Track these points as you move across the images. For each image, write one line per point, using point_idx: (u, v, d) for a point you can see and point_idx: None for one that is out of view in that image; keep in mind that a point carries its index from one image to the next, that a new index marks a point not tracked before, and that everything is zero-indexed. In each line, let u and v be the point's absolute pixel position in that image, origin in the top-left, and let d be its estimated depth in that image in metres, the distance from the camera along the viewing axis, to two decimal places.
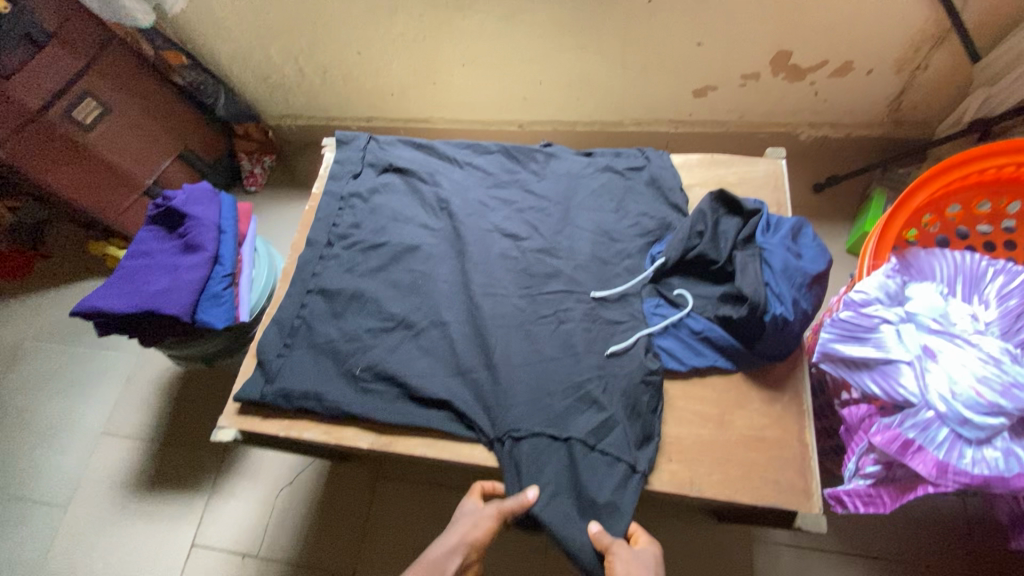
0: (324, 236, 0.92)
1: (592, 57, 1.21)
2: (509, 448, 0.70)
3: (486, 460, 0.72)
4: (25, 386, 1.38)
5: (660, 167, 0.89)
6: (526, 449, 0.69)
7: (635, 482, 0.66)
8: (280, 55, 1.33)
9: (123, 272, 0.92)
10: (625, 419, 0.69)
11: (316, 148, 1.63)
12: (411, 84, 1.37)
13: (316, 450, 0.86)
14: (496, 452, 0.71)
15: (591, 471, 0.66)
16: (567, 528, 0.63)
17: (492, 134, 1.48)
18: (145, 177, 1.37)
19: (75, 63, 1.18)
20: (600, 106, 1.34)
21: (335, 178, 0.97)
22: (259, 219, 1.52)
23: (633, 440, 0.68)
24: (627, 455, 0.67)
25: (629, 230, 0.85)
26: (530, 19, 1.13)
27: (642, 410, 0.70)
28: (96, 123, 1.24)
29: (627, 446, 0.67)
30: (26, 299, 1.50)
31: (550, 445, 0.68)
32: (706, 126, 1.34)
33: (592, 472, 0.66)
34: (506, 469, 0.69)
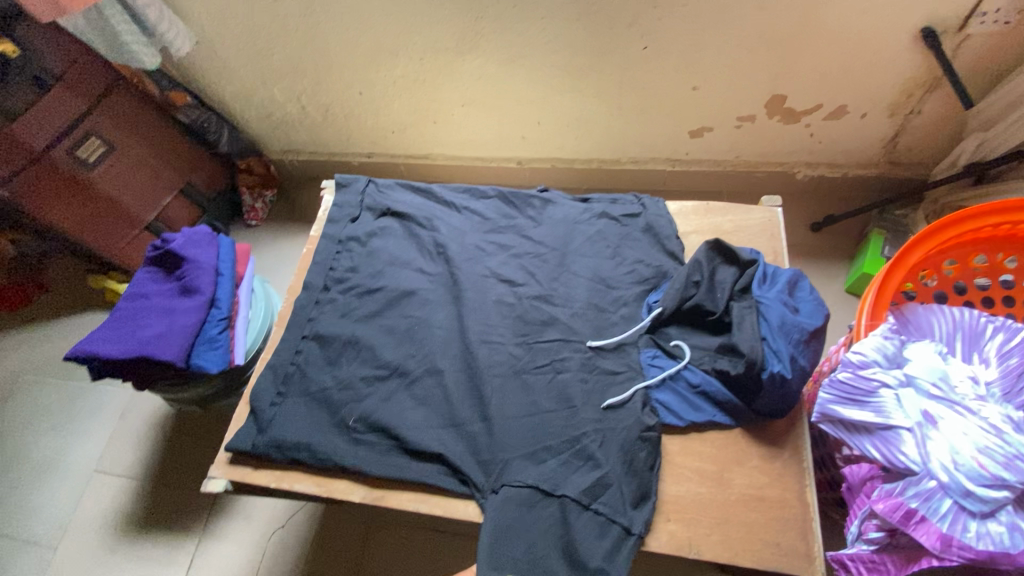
0: (320, 280, 0.92)
1: (589, 99, 1.23)
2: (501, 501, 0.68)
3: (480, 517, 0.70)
4: (17, 422, 1.36)
5: (656, 214, 0.89)
6: (520, 506, 0.67)
7: (630, 545, 0.64)
8: (283, 95, 1.36)
9: (119, 315, 0.91)
10: (621, 476, 0.68)
11: (317, 182, 1.65)
12: (411, 123, 1.39)
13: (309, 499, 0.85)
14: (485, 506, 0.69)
15: (585, 533, 0.65)
16: None
17: (490, 170, 1.49)
18: (147, 212, 1.38)
19: (82, 102, 1.20)
20: (597, 145, 1.36)
21: (334, 222, 0.97)
22: (259, 253, 1.53)
23: (628, 499, 0.67)
24: (622, 516, 0.66)
25: (625, 277, 0.84)
26: (527, 63, 1.16)
27: (639, 467, 0.69)
28: (99, 161, 1.25)
29: (622, 507, 0.66)
30: (23, 333, 1.49)
31: (543, 503, 0.67)
32: (703, 164, 1.35)
33: (586, 534, 0.65)
34: (495, 527, 0.66)
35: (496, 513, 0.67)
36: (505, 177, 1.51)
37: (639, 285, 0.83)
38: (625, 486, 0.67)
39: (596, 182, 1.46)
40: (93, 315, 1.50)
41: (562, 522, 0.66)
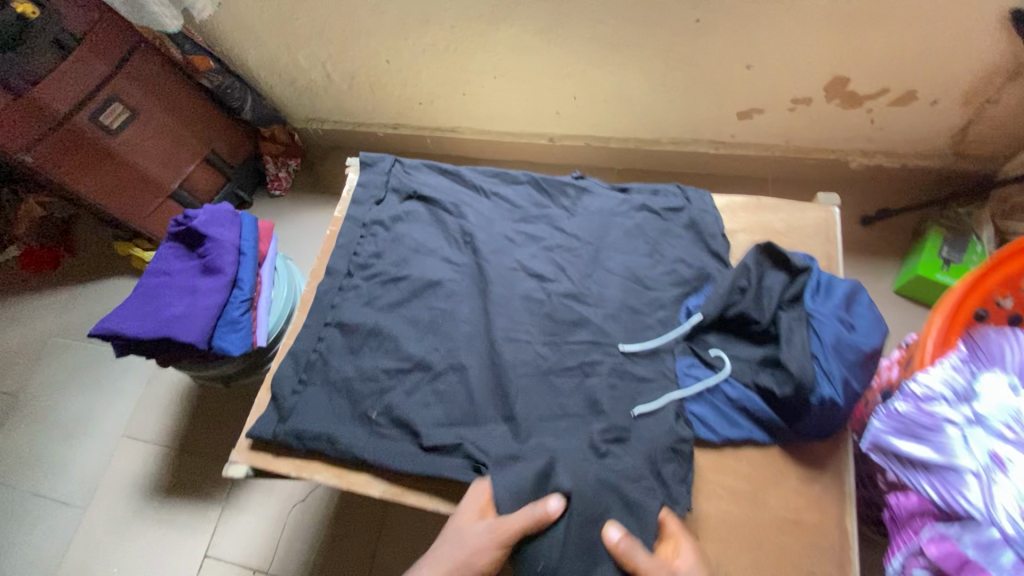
0: (343, 265, 0.89)
1: (630, 76, 1.15)
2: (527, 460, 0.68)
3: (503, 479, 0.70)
4: (52, 383, 1.40)
5: (702, 210, 0.83)
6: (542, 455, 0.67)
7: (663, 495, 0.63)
8: (307, 61, 1.30)
9: (143, 292, 0.90)
10: (647, 466, 0.66)
11: (342, 151, 1.60)
12: (439, 94, 1.32)
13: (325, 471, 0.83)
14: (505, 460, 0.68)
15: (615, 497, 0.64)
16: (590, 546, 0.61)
17: (520, 146, 1.43)
18: (171, 180, 1.36)
19: (102, 67, 1.16)
20: (635, 123, 1.28)
21: (356, 204, 0.94)
22: (283, 224, 1.51)
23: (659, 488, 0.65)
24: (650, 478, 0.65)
25: (663, 277, 0.79)
26: (567, 35, 1.08)
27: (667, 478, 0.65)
28: (122, 127, 1.23)
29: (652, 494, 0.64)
30: (55, 294, 1.52)
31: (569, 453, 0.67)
32: (748, 148, 1.27)
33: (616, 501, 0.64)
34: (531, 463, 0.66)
35: (504, 477, 0.65)
36: (535, 153, 1.45)
37: (675, 285, 0.79)
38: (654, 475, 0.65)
39: (631, 162, 1.39)
40: (120, 280, 1.52)
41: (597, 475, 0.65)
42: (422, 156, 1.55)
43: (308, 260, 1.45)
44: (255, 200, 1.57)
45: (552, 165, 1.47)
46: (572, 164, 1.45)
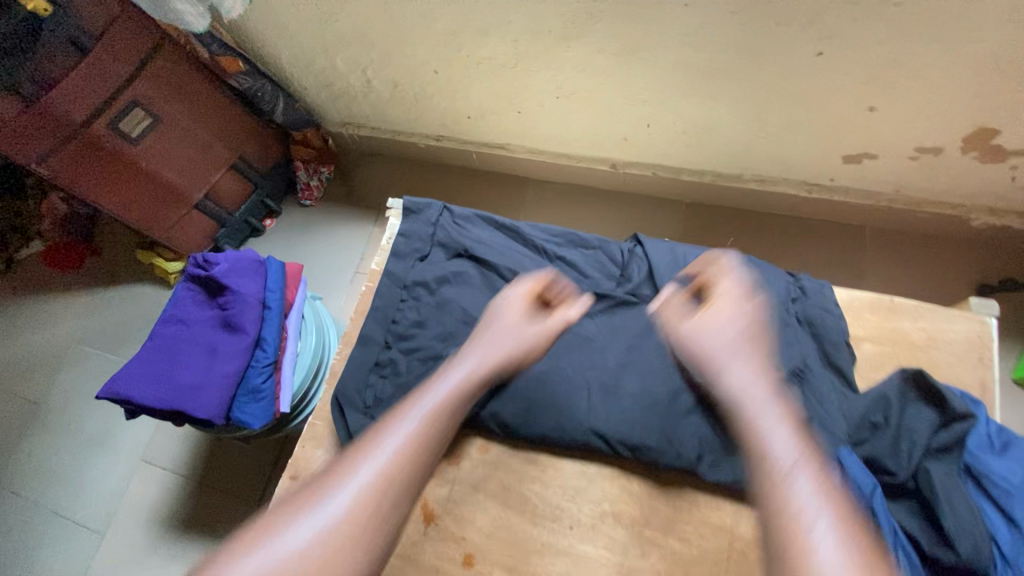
0: (379, 333, 0.77)
1: (722, 108, 0.97)
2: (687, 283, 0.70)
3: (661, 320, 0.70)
4: (69, 393, 1.33)
5: (819, 308, 0.67)
6: None
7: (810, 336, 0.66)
8: (346, 65, 1.15)
9: (154, 347, 0.80)
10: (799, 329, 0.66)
11: (379, 158, 1.47)
12: (492, 110, 1.17)
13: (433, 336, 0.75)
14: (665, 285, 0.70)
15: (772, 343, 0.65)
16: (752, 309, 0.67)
17: (580, 170, 1.27)
18: (196, 191, 1.25)
19: (123, 68, 1.04)
20: (715, 157, 1.10)
21: (395, 258, 0.81)
22: (316, 239, 1.40)
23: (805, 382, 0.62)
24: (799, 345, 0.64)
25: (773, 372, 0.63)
26: (653, 59, 0.91)
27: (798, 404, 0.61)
28: (143, 135, 1.11)
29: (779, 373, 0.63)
30: (74, 296, 1.45)
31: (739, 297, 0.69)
32: (848, 194, 1.09)
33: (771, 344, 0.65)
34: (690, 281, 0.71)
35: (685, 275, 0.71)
36: (595, 178, 1.29)
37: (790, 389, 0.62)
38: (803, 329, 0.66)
39: (704, 197, 1.23)
40: (141, 287, 1.43)
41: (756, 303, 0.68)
42: (466, 171, 1.41)
43: (338, 282, 1.34)
44: (284, 208, 1.46)
45: (611, 192, 1.31)
46: (634, 192, 1.29)
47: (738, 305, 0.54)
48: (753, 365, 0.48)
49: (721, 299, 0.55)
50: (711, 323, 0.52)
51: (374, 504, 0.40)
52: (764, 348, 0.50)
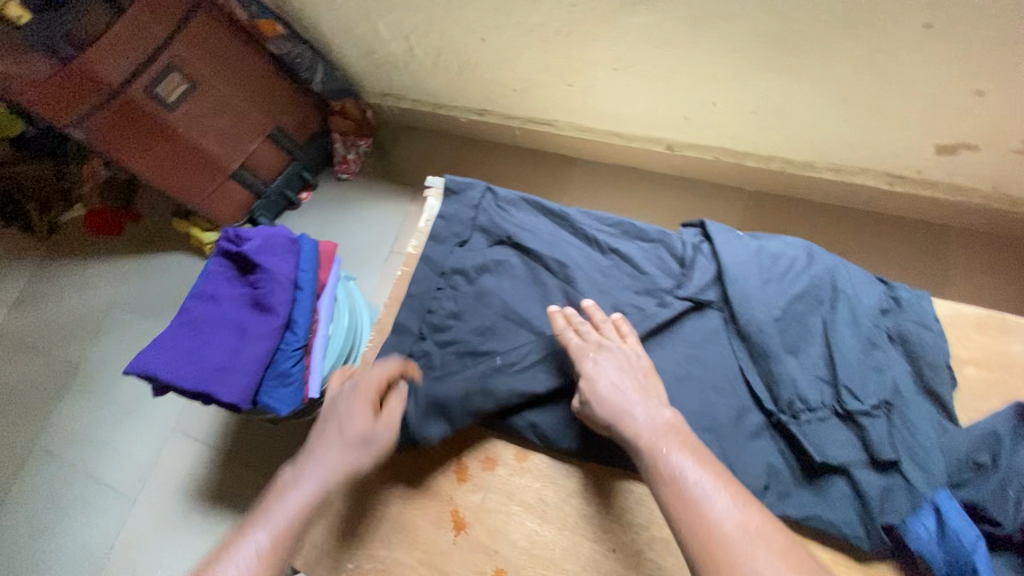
0: (412, 322, 0.72)
1: (799, 87, 0.87)
2: (761, 290, 0.61)
3: (728, 328, 0.62)
4: (106, 358, 1.35)
5: (915, 323, 0.58)
6: (801, 310, 0.61)
7: (903, 361, 0.57)
8: (388, 32, 1.08)
9: (184, 322, 0.78)
10: (887, 353, 0.57)
11: (419, 132, 1.40)
12: (540, 83, 1.08)
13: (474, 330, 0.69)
14: (733, 292, 0.62)
15: (858, 365, 0.56)
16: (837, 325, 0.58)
17: (631, 152, 1.19)
18: (232, 160, 1.22)
19: (159, 29, 1.00)
20: (787, 141, 1.00)
21: (432, 241, 0.75)
22: (351, 213, 1.36)
23: (892, 413, 0.55)
24: (888, 371, 0.56)
25: (856, 399, 0.55)
26: (726, 28, 0.81)
27: (885, 440, 0.53)
28: (180, 100, 1.08)
29: (865, 405, 0.55)
30: (114, 262, 1.46)
31: (817, 312, 0.60)
32: (936, 189, 0.97)
33: (857, 366, 0.56)
34: (767, 291, 0.61)
35: (760, 281, 0.62)
36: (647, 161, 1.20)
37: (871, 416, 0.55)
38: (893, 353, 0.57)
39: (766, 185, 1.12)
40: (178, 256, 1.43)
41: (840, 320, 0.59)
42: (509, 149, 1.33)
43: (371, 260, 1.30)
44: (321, 181, 1.42)
45: (665, 176, 1.22)
46: (689, 178, 1.20)
47: (604, 354, 0.60)
48: (621, 407, 0.55)
49: (589, 351, 0.60)
50: (585, 377, 0.58)
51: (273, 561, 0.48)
52: (636, 387, 0.57)
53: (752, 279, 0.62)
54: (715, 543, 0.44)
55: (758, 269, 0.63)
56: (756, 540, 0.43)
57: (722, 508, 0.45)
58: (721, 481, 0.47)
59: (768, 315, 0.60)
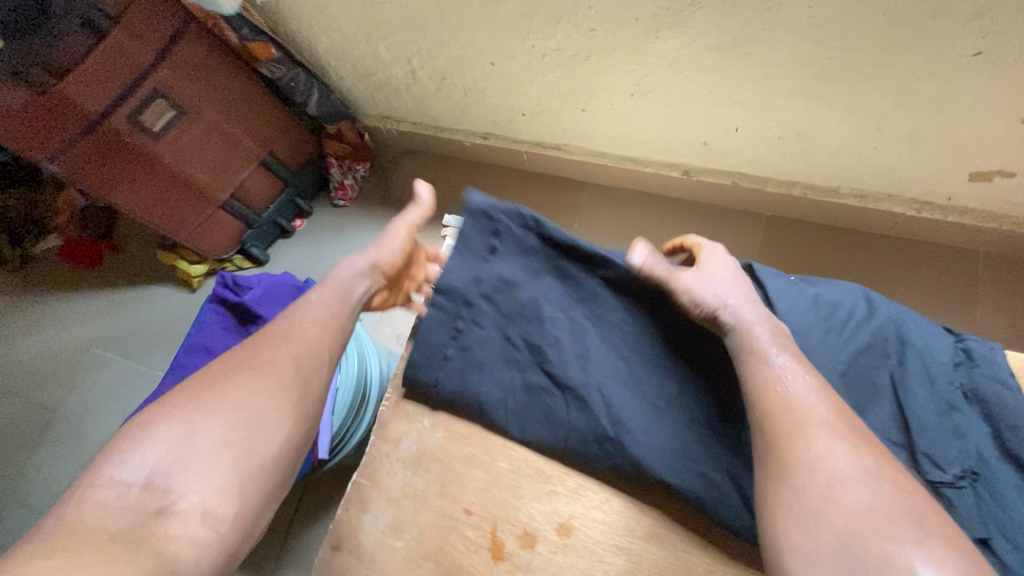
0: (463, 290, 0.66)
1: (831, 113, 0.83)
2: (823, 345, 0.57)
3: None
4: (83, 402, 1.25)
5: (992, 378, 0.54)
6: (867, 366, 0.56)
7: (985, 423, 0.53)
8: (390, 54, 1.02)
9: (178, 380, 0.71)
10: (967, 414, 0.53)
11: (420, 155, 1.35)
12: (551, 107, 1.03)
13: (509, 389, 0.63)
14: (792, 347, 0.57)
15: (935, 428, 0.52)
16: (908, 384, 0.55)
17: (645, 176, 1.14)
18: (222, 189, 1.15)
19: (145, 53, 0.92)
20: (812, 167, 0.96)
21: (488, 222, 0.68)
22: (350, 242, 1.29)
23: (981, 483, 0.50)
24: (968, 435, 0.52)
25: (935, 469, 0.51)
26: (758, 55, 0.77)
27: (973, 514, 0.49)
28: (166, 128, 1.00)
29: (947, 476, 0.51)
30: (90, 297, 1.36)
31: (884, 367, 0.56)
32: (965, 216, 0.94)
33: (934, 430, 0.52)
34: (829, 345, 0.57)
35: (820, 334, 0.58)
36: (661, 186, 1.16)
37: (956, 487, 0.50)
38: (973, 413, 0.53)
39: (786, 210, 1.09)
40: (162, 290, 1.34)
41: (911, 377, 0.55)
42: (515, 172, 1.28)
43: None
44: (315, 208, 1.35)
45: (679, 201, 1.18)
46: (705, 203, 1.16)
47: (731, 261, 0.61)
48: (728, 298, 0.57)
49: (717, 251, 0.63)
50: (705, 270, 0.60)
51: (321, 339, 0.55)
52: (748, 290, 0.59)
53: (813, 333, 0.58)
54: (790, 421, 0.47)
55: (818, 320, 0.58)
56: (827, 427, 0.47)
57: (803, 395, 0.49)
58: (814, 383, 0.50)
59: (831, 373, 0.56)
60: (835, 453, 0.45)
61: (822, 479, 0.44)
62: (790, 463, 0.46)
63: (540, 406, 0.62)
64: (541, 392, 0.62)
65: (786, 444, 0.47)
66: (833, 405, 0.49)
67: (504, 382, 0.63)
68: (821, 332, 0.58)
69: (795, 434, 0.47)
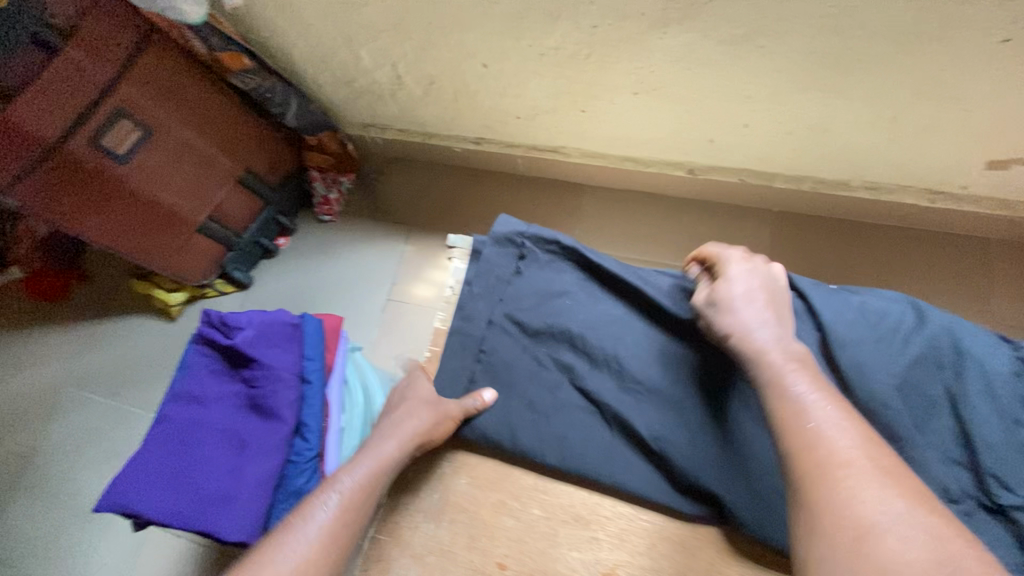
0: (485, 309, 0.65)
1: (846, 106, 0.79)
2: (873, 357, 0.53)
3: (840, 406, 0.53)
4: (60, 447, 1.16)
5: None
6: (923, 378, 0.53)
7: None
8: (372, 59, 0.95)
9: (166, 437, 0.65)
10: None
11: (407, 163, 1.28)
12: (548, 109, 0.98)
13: (526, 413, 0.59)
14: (839, 361, 0.53)
15: (1002, 446, 0.49)
16: (967, 396, 0.51)
17: (646, 176, 1.09)
18: (198, 212, 1.07)
19: (102, 69, 0.83)
20: (821, 161, 0.92)
21: (513, 247, 0.68)
22: (339, 259, 1.23)
23: None
24: None
25: (1007, 491, 0.47)
26: (770, 48, 0.72)
27: None
28: (133, 150, 0.92)
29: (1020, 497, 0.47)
30: (60, 331, 1.27)
31: (940, 379, 0.52)
32: (978, 203, 0.92)
33: (1003, 447, 0.49)
34: (880, 356, 0.53)
35: (869, 346, 0.54)
36: (662, 185, 1.11)
37: None
38: None
39: (794, 205, 1.06)
40: (141, 320, 1.25)
41: (971, 389, 0.51)
42: (509, 177, 1.23)
43: (365, 316, 1.16)
44: (299, 224, 1.29)
45: (682, 199, 1.14)
46: (710, 201, 1.12)
47: (745, 272, 0.55)
48: (747, 321, 0.51)
49: (736, 260, 0.56)
50: (723, 291, 0.54)
51: (316, 560, 0.45)
52: (774, 307, 0.53)
53: (863, 344, 0.54)
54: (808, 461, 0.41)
55: (866, 329, 0.55)
56: (851, 468, 0.39)
57: (833, 428, 0.42)
58: (842, 415, 0.43)
59: (885, 388, 0.52)
60: (865, 495, 0.38)
61: (860, 523, 0.37)
62: (819, 509, 0.39)
63: (557, 425, 0.58)
64: (573, 407, 0.59)
65: (810, 476, 0.40)
66: (864, 441, 0.41)
67: (520, 399, 0.60)
68: (868, 344, 0.54)
69: (818, 475, 0.40)
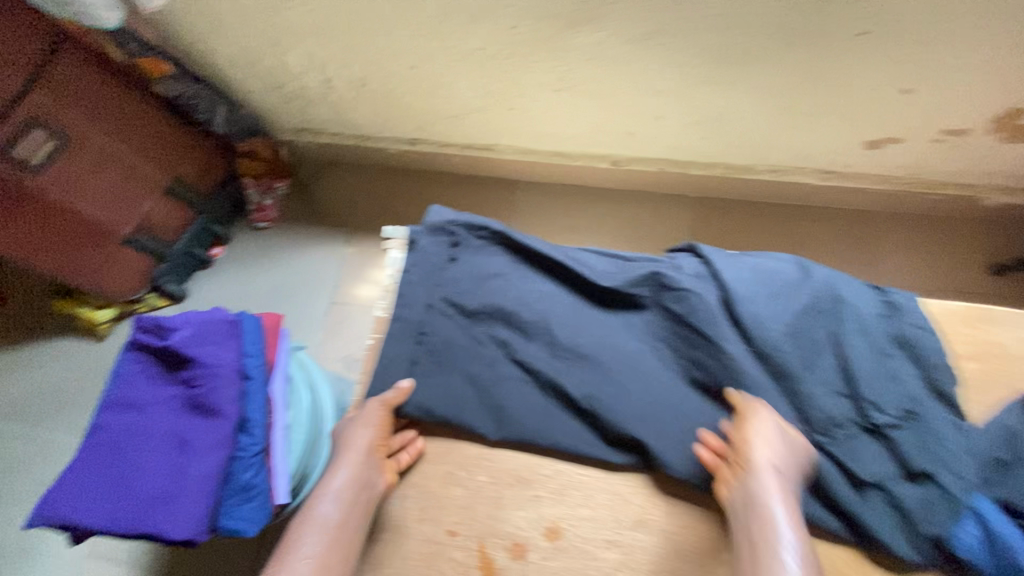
0: (423, 295, 0.68)
1: (741, 97, 0.88)
2: (766, 309, 0.60)
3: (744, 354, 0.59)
4: None
5: (913, 326, 0.59)
6: (811, 323, 0.60)
7: (914, 369, 0.58)
8: (300, 63, 0.96)
9: (103, 446, 0.64)
10: (897, 360, 0.58)
11: (342, 167, 1.29)
12: (477, 108, 1.02)
13: (467, 387, 0.63)
14: (740, 314, 0.60)
15: (875, 375, 0.57)
16: (846, 336, 0.59)
17: (575, 169, 1.16)
18: (123, 224, 1.03)
19: (13, 75, 0.81)
20: (728, 148, 1.01)
21: (446, 235, 0.71)
22: (278, 265, 1.22)
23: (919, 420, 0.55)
24: (901, 378, 0.57)
25: (877, 411, 0.56)
26: (671, 44, 0.80)
27: (913, 447, 0.54)
28: (48, 161, 0.88)
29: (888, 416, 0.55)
30: None
31: (825, 323, 0.60)
32: (863, 179, 1.03)
33: (875, 377, 0.57)
34: (773, 308, 0.60)
35: (764, 300, 0.61)
36: (591, 176, 1.18)
37: (897, 426, 0.55)
38: (903, 360, 0.58)
39: (711, 190, 1.15)
40: (66, 342, 1.19)
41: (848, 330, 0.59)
42: (445, 176, 1.26)
43: (309, 319, 1.16)
44: (234, 233, 1.26)
45: (611, 189, 1.21)
46: (636, 189, 1.19)
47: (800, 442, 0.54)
48: (768, 478, 0.52)
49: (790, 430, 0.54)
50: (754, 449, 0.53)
51: None
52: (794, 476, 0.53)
53: (759, 298, 0.61)
54: None
55: (761, 286, 0.62)
56: None
57: None
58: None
59: (778, 335, 0.59)
60: None
61: None
62: None
63: (495, 396, 0.62)
64: (510, 378, 0.63)
65: None
66: None
67: (459, 375, 0.63)
68: (763, 298, 0.61)
69: None
